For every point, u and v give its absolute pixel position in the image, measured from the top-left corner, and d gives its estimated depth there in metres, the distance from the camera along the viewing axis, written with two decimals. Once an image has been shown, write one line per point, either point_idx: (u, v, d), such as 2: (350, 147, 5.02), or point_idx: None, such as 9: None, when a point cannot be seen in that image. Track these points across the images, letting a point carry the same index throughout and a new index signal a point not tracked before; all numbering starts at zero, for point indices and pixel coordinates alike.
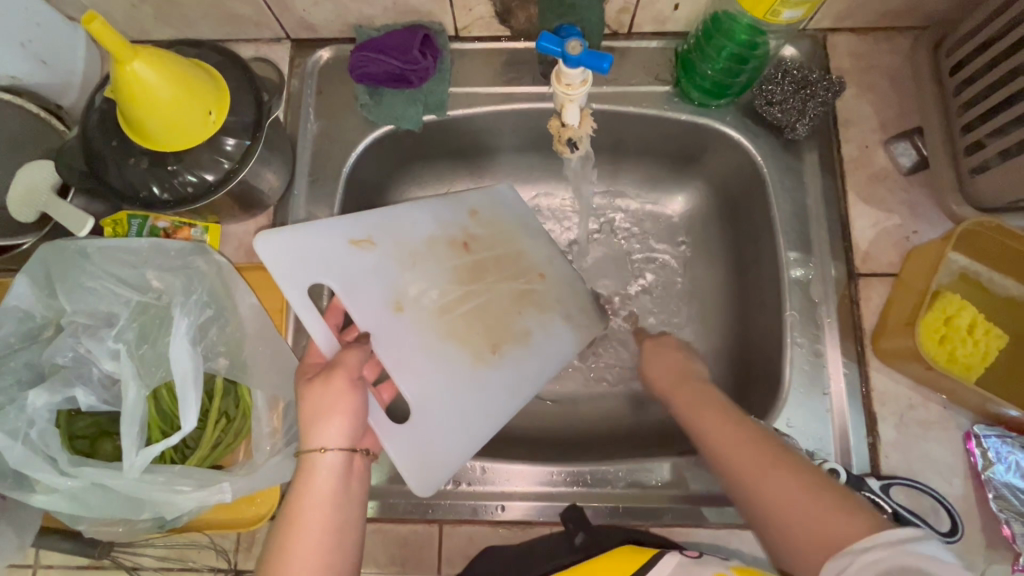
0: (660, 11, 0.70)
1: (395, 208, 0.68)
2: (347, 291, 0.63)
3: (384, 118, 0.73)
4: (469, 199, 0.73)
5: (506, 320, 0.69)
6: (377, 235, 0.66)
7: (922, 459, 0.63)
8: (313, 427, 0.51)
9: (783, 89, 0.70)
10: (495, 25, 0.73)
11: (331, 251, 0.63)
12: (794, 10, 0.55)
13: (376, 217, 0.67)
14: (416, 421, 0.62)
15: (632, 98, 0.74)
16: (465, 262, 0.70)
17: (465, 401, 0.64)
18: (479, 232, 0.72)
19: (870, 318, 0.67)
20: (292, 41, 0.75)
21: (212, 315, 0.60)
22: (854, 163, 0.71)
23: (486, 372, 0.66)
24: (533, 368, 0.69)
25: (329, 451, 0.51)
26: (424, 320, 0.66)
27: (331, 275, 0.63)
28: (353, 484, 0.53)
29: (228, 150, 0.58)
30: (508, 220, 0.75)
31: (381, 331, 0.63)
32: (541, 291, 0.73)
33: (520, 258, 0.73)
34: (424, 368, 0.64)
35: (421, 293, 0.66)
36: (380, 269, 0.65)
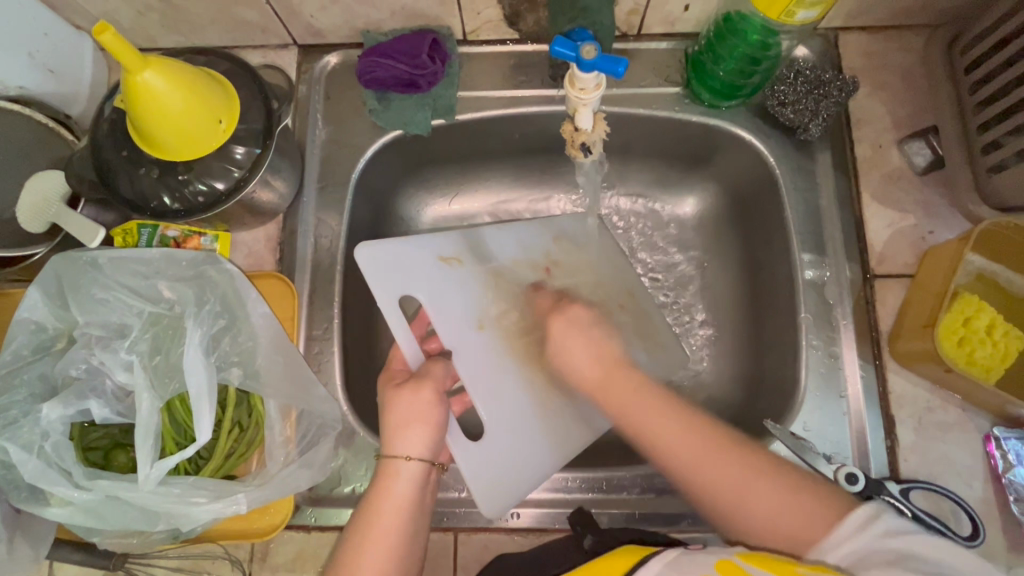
0: (670, 12, 0.69)
1: (484, 231, 0.72)
2: (434, 303, 0.67)
3: (392, 123, 0.73)
4: (550, 226, 0.75)
5: (582, 350, 0.70)
6: (466, 254, 0.70)
7: (941, 461, 0.62)
8: (397, 435, 0.53)
9: (795, 90, 0.69)
10: (503, 28, 0.72)
11: (423, 266, 0.68)
12: (809, 10, 0.54)
13: (466, 238, 0.71)
14: (489, 436, 0.64)
15: (642, 100, 0.74)
16: (547, 288, 0.72)
17: (536, 423, 0.66)
18: (560, 258, 0.74)
19: (886, 319, 0.66)
20: (299, 46, 0.75)
21: (224, 325, 0.59)
22: (867, 163, 0.70)
23: (559, 399, 0.67)
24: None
25: (412, 460, 0.52)
26: (504, 341, 0.67)
27: (420, 287, 0.67)
28: (427, 495, 0.53)
29: (238, 158, 0.58)
30: (582, 253, 0.76)
31: (460, 344, 0.66)
32: (617, 322, 0.73)
33: (598, 287, 0.74)
34: (500, 384, 0.66)
35: (501, 314, 0.68)
36: (464, 286, 0.69)
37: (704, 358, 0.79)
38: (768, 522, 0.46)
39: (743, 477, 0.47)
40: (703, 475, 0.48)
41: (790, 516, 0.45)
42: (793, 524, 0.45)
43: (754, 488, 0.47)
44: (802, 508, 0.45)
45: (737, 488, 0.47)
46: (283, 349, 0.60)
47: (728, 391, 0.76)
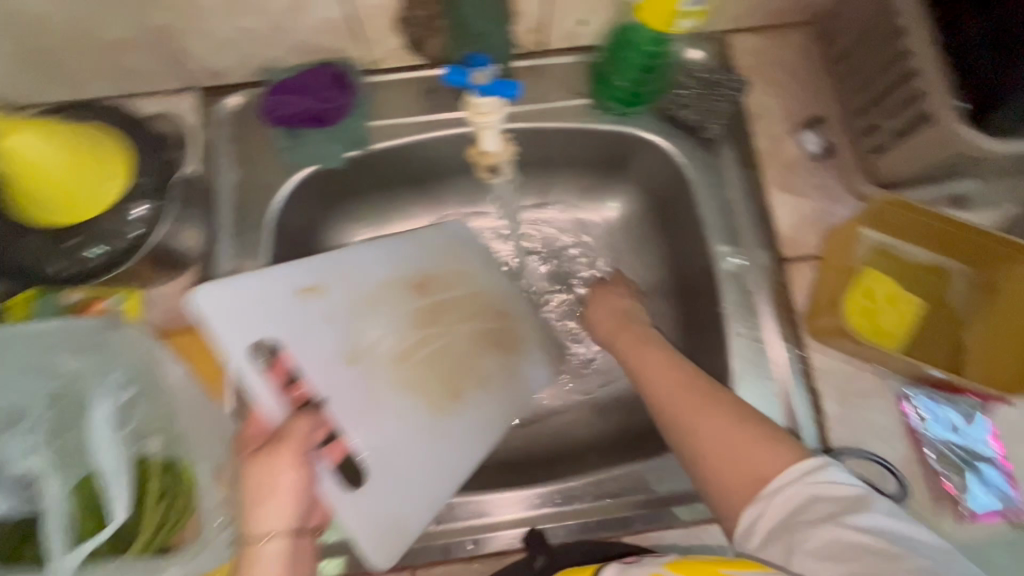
0: (568, 27, 0.71)
1: (349, 254, 0.68)
2: (296, 343, 0.61)
3: (306, 159, 0.72)
4: (426, 239, 0.74)
5: (464, 365, 0.71)
6: (331, 283, 0.66)
7: (865, 428, 0.66)
8: (255, 510, 0.51)
9: (693, 91, 0.73)
10: (407, 55, 0.72)
11: (279, 301, 0.62)
12: (688, 20, 0.57)
13: (328, 263, 0.66)
14: (375, 477, 0.61)
15: (555, 114, 0.76)
16: (420, 307, 0.71)
17: (422, 450, 0.64)
18: (435, 274, 0.73)
19: (801, 300, 0.70)
20: (197, 89, 0.72)
21: (135, 392, 0.56)
22: (767, 155, 0.74)
23: (445, 418, 0.67)
24: (491, 413, 0.70)
25: (272, 538, 0.51)
26: (379, 369, 0.66)
27: (278, 328, 0.61)
28: (300, 565, 0.52)
29: (137, 215, 0.55)
30: (458, 266, 0.75)
31: (334, 383, 0.62)
32: (499, 332, 0.74)
33: (477, 300, 0.74)
34: (382, 418, 0.63)
35: (376, 341, 0.67)
36: (332, 319, 0.65)
37: None
38: (716, 443, 0.51)
39: (716, 408, 0.53)
40: (674, 405, 0.55)
41: (757, 459, 0.49)
42: (739, 455, 0.50)
43: (706, 416, 0.53)
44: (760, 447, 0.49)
45: (707, 425, 0.52)
46: (206, 413, 0.57)
47: None
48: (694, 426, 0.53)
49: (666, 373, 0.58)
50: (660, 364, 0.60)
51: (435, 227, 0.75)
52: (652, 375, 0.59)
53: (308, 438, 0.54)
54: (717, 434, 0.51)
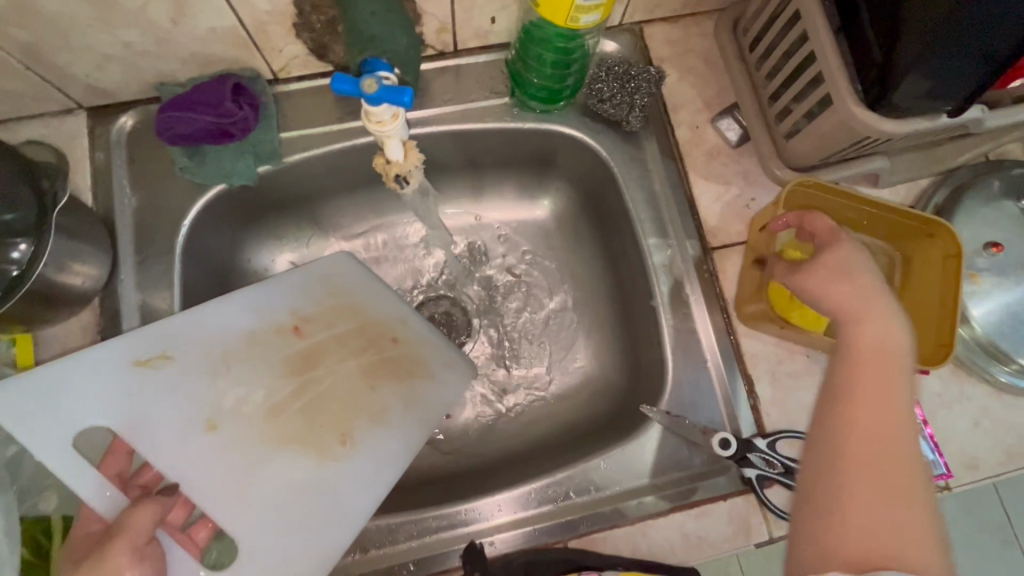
0: (479, 26, 0.69)
1: (198, 310, 0.60)
2: (136, 424, 0.56)
3: (212, 177, 0.68)
4: (302, 276, 0.65)
5: (351, 405, 0.62)
6: (178, 347, 0.59)
7: (798, 408, 0.67)
8: None
9: (609, 86, 0.72)
10: (313, 61, 0.69)
11: (111, 381, 0.56)
12: (590, 14, 0.56)
13: (171, 325, 0.59)
14: (247, 556, 0.54)
15: (475, 114, 0.74)
16: (296, 352, 0.63)
17: (305, 511, 0.57)
18: (310, 311, 0.65)
19: (731, 286, 0.70)
20: (86, 110, 0.67)
21: (18, 449, 0.56)
22: (689, 144, 0.74)
23: (331, 471, 0.59)
24: (391, 453, 0.61)
25: None
26: (247, 429, 0.59)
27: (113, 410, 0.55)
28: None
29: (16, 256, 0.52)
30: (339, 300, 0.66)
31: (186, 459, 0.56)
32: (392, 361, 0.65)
33: (363, 330, 0.66)
34: (249, 485, 0.57)
35: (239, 401, 0.59)
36: (180, 388, 0.58)
37: (583, 354, 0.81)
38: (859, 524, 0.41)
39: (903, 480, 0.42)
40: (853, 466, 0.43)
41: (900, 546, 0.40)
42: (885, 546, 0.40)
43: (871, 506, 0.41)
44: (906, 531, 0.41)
45: (870, 489, 0.42)
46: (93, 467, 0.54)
47: (612, 380, 0.78)
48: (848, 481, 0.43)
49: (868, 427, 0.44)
50: (881, 393, 0.46)
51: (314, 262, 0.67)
52: (854, 395, 0.46)
53: (152, 525, 0.47)
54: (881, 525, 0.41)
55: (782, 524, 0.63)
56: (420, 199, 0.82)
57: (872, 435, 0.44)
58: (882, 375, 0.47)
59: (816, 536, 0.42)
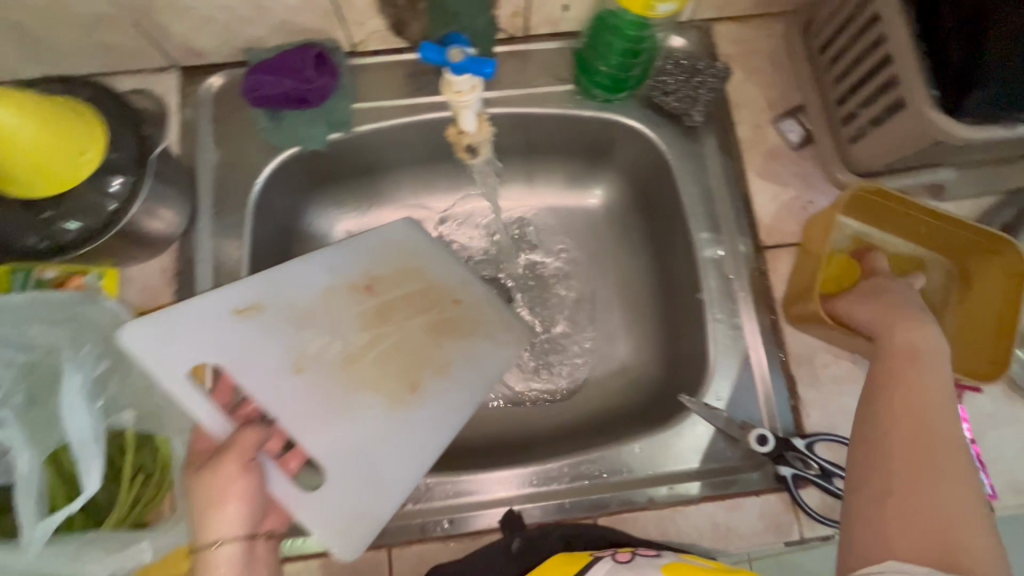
0: (551, 13, 0.72)
1: (285, 266, 0.63)
2: (235, 364, 0.59)
3: (288, 140, 0.72)
4: (372, 240, 0.68)
5: (421, 356, 0.66)
6: (268, 297, 0.62)
7: (840, 413, 0.66)
8: (207, 519, 0.49)
9: (675, 79, 0.73)
10: (390, 37, 0.72)
11: (213, 324, 0.59)
12: (667, 3, 0.57)
13: (264, 278, 0.62)
14: (336, 484, 0.58)
15: (537, 99, 0.76)
16: (369, 307, 0.66)
17: (383, 448, 0.60)
18: (382, 272, 0.68)
19: (779, 286, 0.71)
20: (179, 69, 0.72)
21: (109, 365, 0.55)
22: (749, 143, 0.74)
23: (404, 415, 0.62)
24: (454, 403, 0.65)
25: (224, 543, 0.49)
26: (330, 373, 0.62)
27: (214, 350, 0.58)
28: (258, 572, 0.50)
29: (113, 190, 0.55)
30: (408, 264, 0.69)
31: (279, 398, 0.59)
32: (455, 320, 0.68)
33: (429, 292, 0.69)
34: (334, 425, 0.60)
35: (321, 348, 0.62)
36: (270, 335, 0.61)
37: (623, 343, 0.82)
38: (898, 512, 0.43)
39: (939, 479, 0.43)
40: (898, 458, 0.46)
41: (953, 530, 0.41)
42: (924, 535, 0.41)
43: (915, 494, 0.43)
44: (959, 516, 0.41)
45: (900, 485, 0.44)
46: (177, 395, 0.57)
47: (651, 371, 0.79)
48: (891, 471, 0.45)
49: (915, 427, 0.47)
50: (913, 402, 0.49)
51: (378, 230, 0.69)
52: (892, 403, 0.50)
53: (256, 446, 0.53)
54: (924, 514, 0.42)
55: (814, 526, 0.63)
56: (487, 169, 0.82)
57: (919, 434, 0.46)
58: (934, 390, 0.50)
59: (860, 532, 0.44)
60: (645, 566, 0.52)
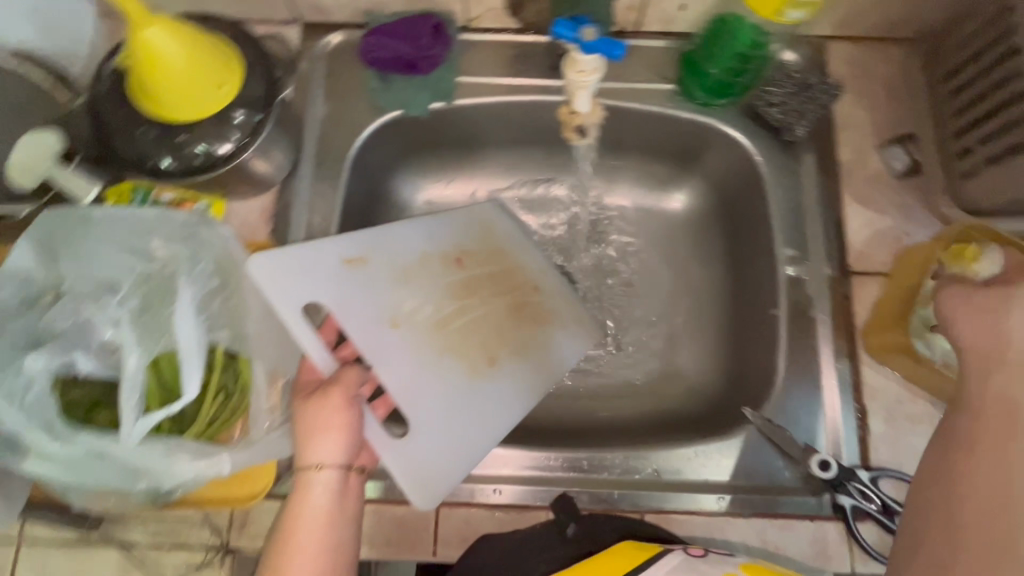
0: (667, 11, 0.72)
1: (389, 227, 0.67)
2: (340, 308, 0.62)
3: (393, 103, 0.75)
4: (464, 216, 0.71)
5: (502, 333, 0.67)
6: (372, 254, 0.65)
7: (909, 453, 0.64)
8: (310, 443, 0.51)
9: (783, 91, 0.72)
10: (505, 17, 0.74)
11: (324, 269, 0.62)
12: (799, 11, 0.57)
13: (371, 235, 0.65)
14: (417, 437, 0.59)
15: (638, 95, 0.76)
16: (459, 279, 0.68)
17: (462, 412, 0.61)
18: (473, 248, 0.70)
19: (863, 314, 0.68)
20: (302, 24, 0.75)
21: (216, 287, 0.58)
22: (850, 165, 0.73)
23: (483, 385, 0.64)
24: (529, 382, 0.65)
25: (325, 468, 0.51)
26: (420, 334, 0.64)
27: (323, 292, 0.61)
28: (349, 502, 0.51)
29: (238, 122, 0.58)
30: (498, 244, 0.71)
31: (373, 347, 0.62)
32: (534, 306, 0.70)
33: (513, 274, 0.70)
34: (420, 381, 0.62)
35: (414, 309, 0.65)
36: (372, 289, 0.64)
37: (685, 350, 0.81)
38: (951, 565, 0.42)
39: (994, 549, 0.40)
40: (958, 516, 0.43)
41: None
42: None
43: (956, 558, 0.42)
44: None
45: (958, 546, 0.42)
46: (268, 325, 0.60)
47: (709, 381, 0.78)
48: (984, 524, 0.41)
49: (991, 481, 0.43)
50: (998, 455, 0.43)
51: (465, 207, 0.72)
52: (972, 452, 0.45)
53: (358, 384, 0.55)
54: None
55: (867, 562, 0.61)
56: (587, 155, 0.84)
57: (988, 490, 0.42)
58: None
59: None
60: (720, 563, 0.52)
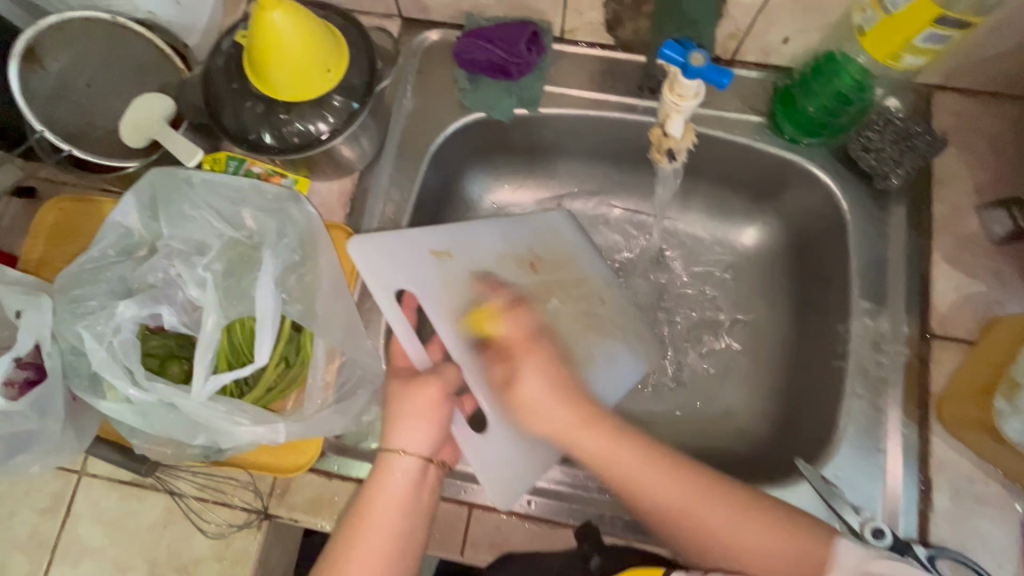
0: (769, 43, 0.70)
1: (472, 224, 0.68)
2: (425, 296, 0.62)
3: (478, 105, 0.75)
4: (538, 222, 0.72)
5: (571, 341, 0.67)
6: (456, 248, 0.66)
7: (974, 536, 0.60)
8: (400, 429, 0.55)
9: (882, 137, 0.69)
10: (602, 32, 0.74)
11: (414, 258, 0.63)
12: (916, 58, 0.55)
13: (455, 230, 0.67)
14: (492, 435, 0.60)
15: (725, 123, 0.74)
16: (532, 282, 0.69)
17: None
18: (546, 254, 0.71)
19: (939, 382, 0.65)
20: (402, 19, 0.78)
21: (295, 262, 0.60)
22: (944, 223, 0.69)
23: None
24: (597, 393, 0.66)
25: (407, 455, 0.54)
26: None
27: (411, 279, 0.62)
28: (423, 495, 0.54)
29: (335, 106, 0.60)
30: (570, 252, 0.72)
31: (457, 339, 0.62)
32: (601, 317, 0.70)
33: (581, 284, 0.71)
34: None
35: None
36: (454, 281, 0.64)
37: (738, 389, 0.79)
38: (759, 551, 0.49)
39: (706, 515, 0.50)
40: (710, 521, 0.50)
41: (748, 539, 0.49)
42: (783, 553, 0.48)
43: (747, 533, 0.49)
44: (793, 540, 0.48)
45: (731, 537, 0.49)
46: (333, 307, 0.60)
47: (758, 425, 0.76)
48: (696, 513, 0.50)
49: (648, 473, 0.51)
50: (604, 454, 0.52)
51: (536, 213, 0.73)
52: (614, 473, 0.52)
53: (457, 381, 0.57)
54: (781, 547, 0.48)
55: None
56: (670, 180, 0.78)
57: (666, 485, 0.51)
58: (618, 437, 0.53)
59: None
60: None
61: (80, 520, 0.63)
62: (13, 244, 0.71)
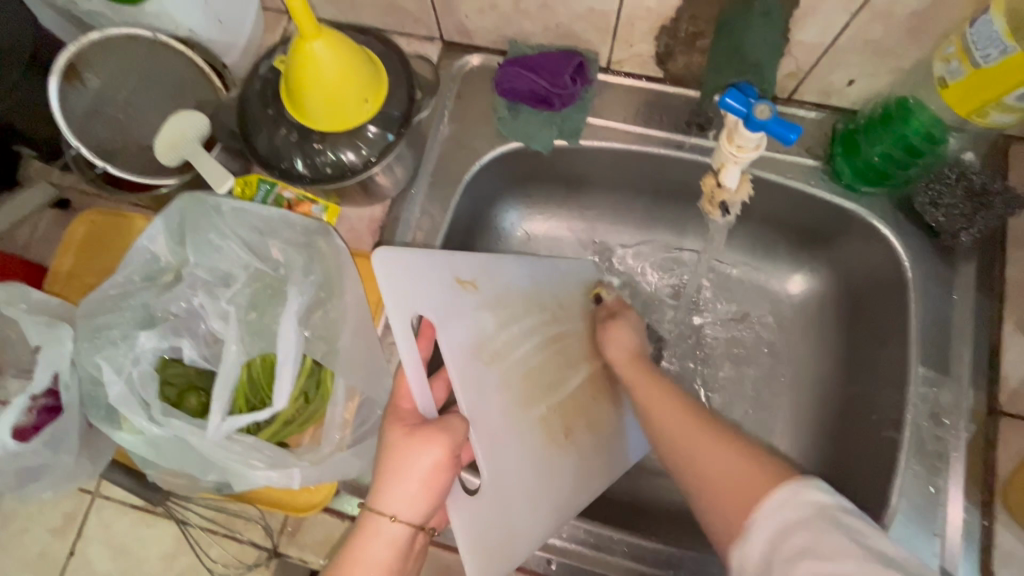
0: (831, 84, 0.65)
1: (499, 258, 0.63)
2: (445, 327, 0.54)
3: (516, 134, 0.72)
4: (558, 268, 0.70)
5: (582, 405, 0.65)
6: (482, 279, 0.59)
7: None
8: (391, 491, 0.49)
9: (953, 192, 0.62)
10: (650, 64, 0.70)
11: (438, 282, 0.55)
12: (1005, 115, 0.51)
13: (484, 260, 0.61)
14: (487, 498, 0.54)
15: (777, 165, 0.69)
16: (553, 335, 0.65)
17: (535, 482, 0.58)
18: (567, 306, 0.69)
19: (1007, 464, 0.59)
20: (443, 42, 0.75)
21: (321, 298, 0.58)
22: (1017, 288, 0.64)
23: (557, 454, 0.61)
24: (597, 461, 0.65)
25: (397, 521, 0.49)
26: (512, 380, 0.59)
27: (433, 306, 0.53)
28: (409, 560, 0.50)
29: (369, 137, 0.58)
30: (581, 304, 0.71)
31: (472, 384, 0.54)
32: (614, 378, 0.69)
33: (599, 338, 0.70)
34: (505, 434, 0.56)
35: (513, 353, 0.59)
36: (478, 315, 0.57)
37: (776, 448, 0.75)
38: (719, 471, 0.47)
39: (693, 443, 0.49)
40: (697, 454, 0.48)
41: (713, 461, 0.47)
42: (738, 474, 0.46)
43: (706, 449, 0.48)
44: (748, 468, 0.46)
45: (708, 468, 0.47)
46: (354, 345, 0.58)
47: None
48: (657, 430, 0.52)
49: (665, 406, 0.54)
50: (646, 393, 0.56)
51: (557, 257, 0.71)
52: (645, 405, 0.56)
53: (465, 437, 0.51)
54: (736, 472, 0.46)
55: None
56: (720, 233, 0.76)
57: (676, 415, 0.52)
58: (659, 381, 0.57)
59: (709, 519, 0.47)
60: None
61: (89, 542, 0.62)
62: (46, 256, 0.71)
